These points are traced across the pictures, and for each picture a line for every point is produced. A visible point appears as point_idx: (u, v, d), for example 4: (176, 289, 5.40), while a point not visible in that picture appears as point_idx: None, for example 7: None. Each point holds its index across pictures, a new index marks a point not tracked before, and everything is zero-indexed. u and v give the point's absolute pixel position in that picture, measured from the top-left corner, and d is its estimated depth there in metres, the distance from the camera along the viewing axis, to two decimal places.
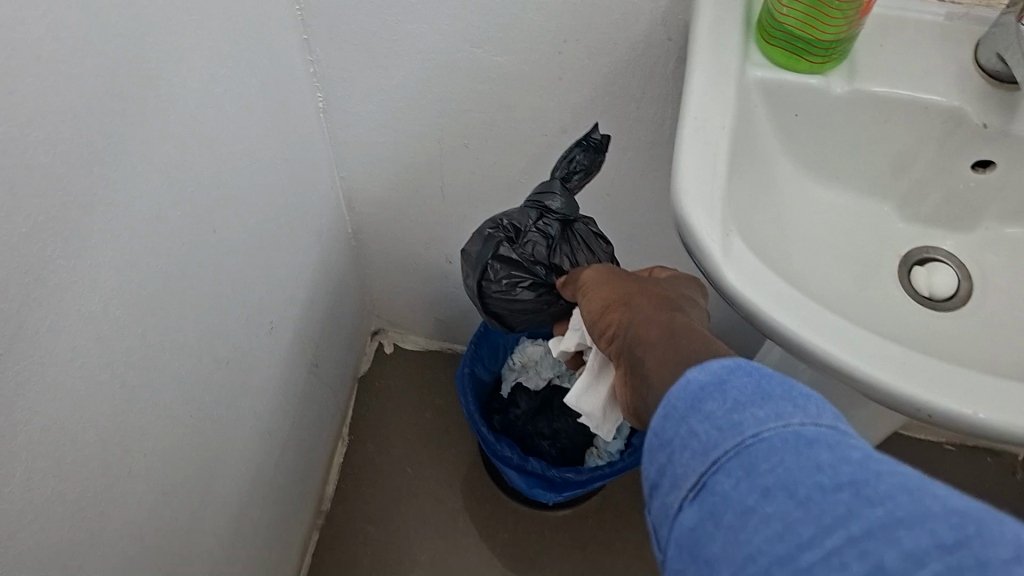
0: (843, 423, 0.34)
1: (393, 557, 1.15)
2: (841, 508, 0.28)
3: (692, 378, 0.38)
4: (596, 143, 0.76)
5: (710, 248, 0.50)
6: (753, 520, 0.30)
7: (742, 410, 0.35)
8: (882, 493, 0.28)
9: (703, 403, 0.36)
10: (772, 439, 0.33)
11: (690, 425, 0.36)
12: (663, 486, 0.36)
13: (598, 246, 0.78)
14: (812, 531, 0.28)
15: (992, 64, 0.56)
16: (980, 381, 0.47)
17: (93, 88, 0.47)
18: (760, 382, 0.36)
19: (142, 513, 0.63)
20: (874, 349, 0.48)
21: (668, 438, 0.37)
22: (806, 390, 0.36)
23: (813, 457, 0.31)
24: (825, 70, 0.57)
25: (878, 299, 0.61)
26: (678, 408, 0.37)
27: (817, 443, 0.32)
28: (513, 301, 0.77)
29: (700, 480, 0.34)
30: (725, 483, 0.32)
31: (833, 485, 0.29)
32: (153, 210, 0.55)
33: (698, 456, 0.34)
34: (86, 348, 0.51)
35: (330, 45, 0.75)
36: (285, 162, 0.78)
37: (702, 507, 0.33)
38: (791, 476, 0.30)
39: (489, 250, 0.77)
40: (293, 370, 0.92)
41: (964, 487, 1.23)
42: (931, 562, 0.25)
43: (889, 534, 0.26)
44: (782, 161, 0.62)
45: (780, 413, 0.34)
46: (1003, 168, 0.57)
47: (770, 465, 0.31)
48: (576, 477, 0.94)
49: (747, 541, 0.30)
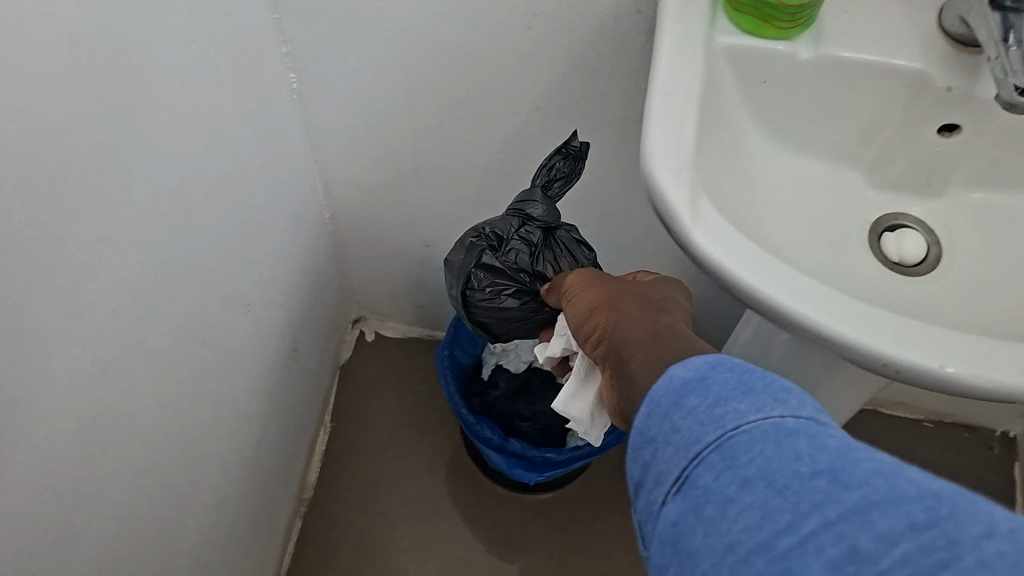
0: (825, 416, 0.35)
1: (375, 543, 1.15)
2: (818, 494, 0.29)
3: (674, 375, 0.39)
4: (575, 151, 0.77)
5: (679, 211, 0.50)
6: (734, 510, 0.31)
7: (723, 404, 0.35)
8: (858, 479, 0.29)
9: (685, 398, 0.37)
10: (752, 431, 0.33)
11: (673, 422, 0.36)
12: (647, 484, 0.37)
13: (582, 253, 0.81)
14: (790, 518, 0.29)
15: (955, 26, 0.56)
16: (943, 336, 0.48)
17: (57, 60, 0.46)
18: (741, 375, 0.37)
19: (117, 491, 0.63)
20: (842, 308, 0.49)
21: (651, 435, 0.37)
22: (786, 383, 0.36)
23: (792, 448, 0.32)
24: (791, 37, 0.57)
25: (849, 265, 0.62)
26: (662, 404, 0.38)
27: (796, 433, 0.32)
28: (499, 310, 0.80)
29: (683, 474, 0.34)
30: (706, 476, 0.33)
31: (810, 474, 0.30)
32: (122, 186, 0.55)
33: (680, 451, 0.35)
34: (54, 321, 0.51)
35: (301, 24, 0.75)
36: (258, 142, 0.77)
37: (684, 502, 0.33)
38: (770, 466, 0.31)
39: (473, 259, 0.80)
40: (270, 354, 0.92)
41: (941, 462, 1.24)
42: (904, 543, 0.26)
43: (864, 517, 0.27)
44: (750, 130, 0.62)
45: (760, 406, 0.34)
46: (969, 131, 0.58)
47: (749, 456, 0.32)
48: (556, 457, 0.95)
49: (727, 531, 0.31)
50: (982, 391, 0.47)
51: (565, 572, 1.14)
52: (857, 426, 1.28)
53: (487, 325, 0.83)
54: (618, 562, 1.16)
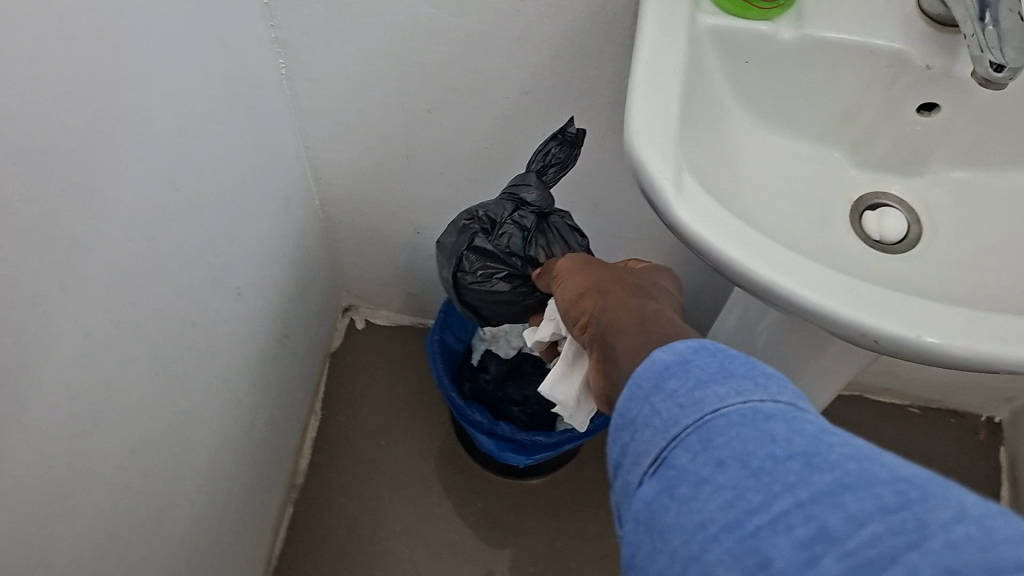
0: (804, 401, 0.36)
1: (367, 528, 1.16)
2: (791, 476, 0.29)
3: (657, 358, 0.39)
4: (572, 137, 0.78)
5: (662, 185, 0.51)
6: (707, 490, 0.32)
7: (703, 387, 0.36)
8: (831, 461, 0.29)
9: (666, 381, 0.38)
10: (730, 414, 0.34)
11: (653, 404, 0.37)
12: (625, 464, 0.38)
13: (575, 240, 0.82)
14: (761, 498, 0.29)
15: (933, 7, 0.57)
16: (924, 309, 0.49)
17: (46, 35, 0.47)
18: (723, 361, 0.38)
19: (110, 468, 0.63)
20: (823, 281, 0.49)
21: (632, 417, 0.38)
22: (768, 370, 0.37)
23: (768, 430, 0.32)
24: (773, 17, 0.58)
25: (832, 242, 0.63)
26: (643, 387, 0.39)
27: (773, 417, 0.33)
28: (489, 293, 0.80)
29: (660, 455, 0.35)
30: (683, 458, 0.34)
31: (784, 456, 0.31)
32: (112, 164, 0.56)
33: (659, 433, 0.36)
34: (46, 293, 0.51)
35: (290, 9, 0.76)
36: (248, 126, 0.78)
37: (660, 482, 0.34)
38: (745, 448, 0.32)
39: (466, 242, 0.81)
40: (261, 337, 0.92)
41: (927, 448, 1.26)
42: (872, 524, 0.26)
43: (835, 500, 0.27)
44: (733, 109, 0.63)
45: (741, 390, 0.35)
46: (948, 110, 0.59)
47: (725, 438, 0.33)
48: (546, 439, 0.96)
49: (700, 510, 0.31)
50: (958, 360, 0.48)
51: (555, 557, 1.15)
52: (844, 413, 1.29)
53: (477, 308, 0.83)
54: (609, 546, 1.17)
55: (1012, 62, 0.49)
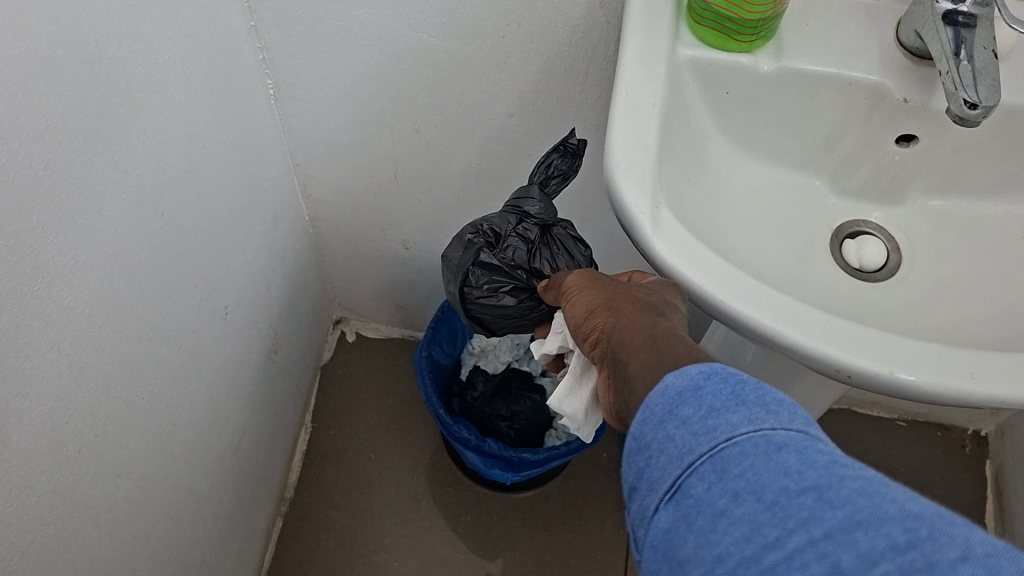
0: (815, 427, 0.36)
1: (357, 540, 1.17)
2: (804, 512, 0.30)
3: (670, 383, 0.40)
4: (573, 148, 0.78)
5: (639, 220, 0.51)
6: (723, 523, 0.33)
7: (716, 415, 0.37)
8: (843, 496, 0.30)
9: (680, 407, 0.38)
10: (745, 444, 0.35)
11: (668, 431, 0.38)
12: (640, 489, 0.38)
13: (579, 250, 0.79)
14: (777, 534, 0.30)
15: (912, 40, 0.58)
16: (898, 343, 0.49)
17: (30, 69, 0.48)
18: (734, 386, 0.38)
19: (95, 495, 0.64)
20: (798, 316, 0.50)
21: (646, 442, 0.39)
22: (779, 394, 0.37)
23: (782, 462, 0.33)
24: (753, 49, 0.58)
25: (811, 270, 0.63)
26: (656, 413, 0.39)
27: (786, 448, 0.34)
28: (496, 307, 0.79)
29: (675, 483, 0.36)
30: (699, 487, 0.35)
31: (798, 489, 0.31)
32: (98, 193, 0.56)
33: (673, 460, 0.37)
34: (30, 326, 0.52)
35: (278, 32, 0.76)
36: (235, 149, 0.78)
37: (677, 510, 0.35)
38: (759, 481, 0.33)
39: (470, 257, 0.78)
40: (251, 355, 0.93)
41: (913, 461, 1.26)
42: (883, 563, 0.27)
43: (847, 536, 0.28)
44: (712, 136, 0.64)
45: (753, 418, 0.36)
46: (926, 141, 0.60)
47: (739, 470, 0.34)
48: (533, 456, 0.96)
49: (717, 542, 0.32)
50: (929, 396, 0.49)
51: (544, 569, 1.16)
52: (832, 427, 1.30)
53: (483, 319, 0.82)
54: (597, 559, 1.17)
55: (985, 100, 0.50)
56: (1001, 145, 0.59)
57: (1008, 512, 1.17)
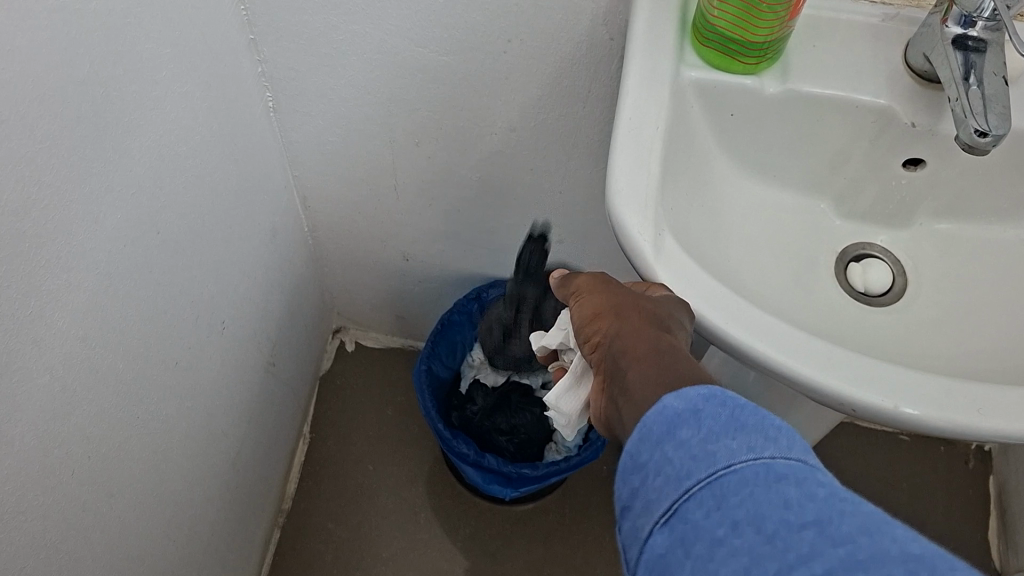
0: (813, 456, 0.36)
1: (355, 554, 1.16)
2: (805, 546, 0.30)
3: (668, 404, 0.38)
4: None
5: (642, 248, 0.50)
6: (722, 552, 0.31)
7: (716, 439, 0.35)
8: (844, 534, 0.30)
9: (678, 429, 0.37)
10: (745, 471, 0.34)
11: (665, 452, 0.36)
12: (634, 509, 0.37)
13: None
14: (778, 567, 0.29)
15: (920, 64, 0.57)
16: (904, 375, 0.48)
17: (24, 92, 0.47)
18: (735, 411, 0.37)
19: (86, 518, 0.63)
20: (800, 347, 0.49)
21: (642, 462, 0.37)
22: (778, 421, 0.36)
23: (781, 493, 0.32)
24: (758, 71, 0.57)
25: (816, 296, 0.62)
26: (653, 433, 0.38)
27: (787, 478, 0.33)
28: None
29: (672, 506, 0.35)
30: (696, 513, 0.34)
31: (799, 524, 0.31)
32: (92, 213, 0.55)
33: (670, 483, 0.35)
34: (22, 352, 0.51)
35: (277, 44, 0.75)
36: (234, 164, 0.77)
37: (673, 535, 0.34)
38: (759, 510, 0.32)
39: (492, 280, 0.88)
40: (248, 369, 0.92)
41: (915, 480, 1.26)
42: None
43: None
44: (715, 158, 0.63)
45: (753, 445, 0.35)
46: (934, 164, 0.59)
47: (739, 498, 0.33)
48: (531, 473, 0.95)
49: (715, 572, 0.31)
50: (936, 432, 0.48)
51: None
52: (835, 442, 1.29)
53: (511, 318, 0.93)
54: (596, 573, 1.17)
55: (995, 128, 0.49)
56: (1011, 169, 0.58)
57: (1012, 529, 1.16)
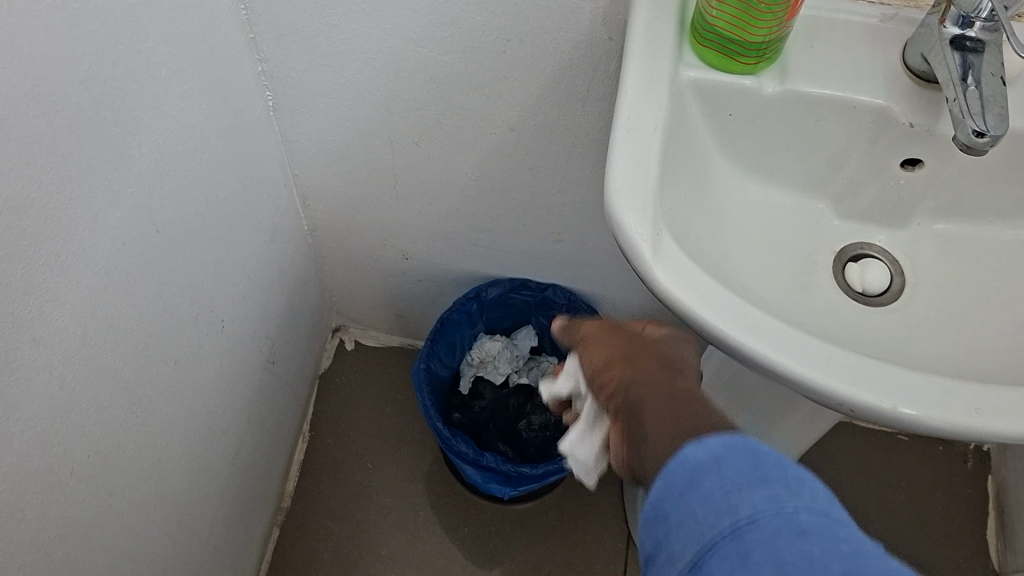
0: (837, 506, 0.35)
1: (354, 552, 1.16)
2: None
3: (690, 453, 0.38)
4: None
5: (640, 248, 0.50)
6: None
7: (738, 492, 0.36)
8: None
9: (701, 482, 0.37)
10: (767, 525, 0.34)
11: (689, 506, 0.37)
12: (660, 559, 0.37)
13: None
14: None
15: (918, 64, 0.57)
16: (903, 376, 0.49)
17: (23, 92, 0.47)
18: (757, 462, 0.37)
19: (85, 515, 0.63)
20: (799, 347, 0.49)
21: (667, 514, 0.38)
22: (801, 471, 0.36)
23: (802, 548, 0.32)
24: (757, 71, 0.57)
25: (813, 296, 0.63)
26: (677, 484, 0.38)
27: (808, 532, 0.33)
28: None
29: (696, 559, 0.35)
30: (719, 566, 0.34)
31: None
32: (92, 213, 0.56)
33: (694, 537, 0.36)
34: (22, 351, 0.51)
35: (277, 43, 0.75)
36: (234, 163, 0.77)
37: None
38: (779, 564, 0.32)
39: None
40: (247, 367, 0.92)
41: (913, 479, 1.26)
42: None
43: None
44: (715, 158, 0.63)
45: (775, 498, 0.35)
46: (932, 165, 0.59)
47: (761, 553, 0.33)
48: (530, 471, 0.96)
49: None
50: (934, 432, 0.48)
51: None
52: (834, 442, 1.29)
53: None
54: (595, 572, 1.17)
55: (993, 128, 0.49)
56: (1009, 170, 0.58)
57: (1010, 530, 1.16)
